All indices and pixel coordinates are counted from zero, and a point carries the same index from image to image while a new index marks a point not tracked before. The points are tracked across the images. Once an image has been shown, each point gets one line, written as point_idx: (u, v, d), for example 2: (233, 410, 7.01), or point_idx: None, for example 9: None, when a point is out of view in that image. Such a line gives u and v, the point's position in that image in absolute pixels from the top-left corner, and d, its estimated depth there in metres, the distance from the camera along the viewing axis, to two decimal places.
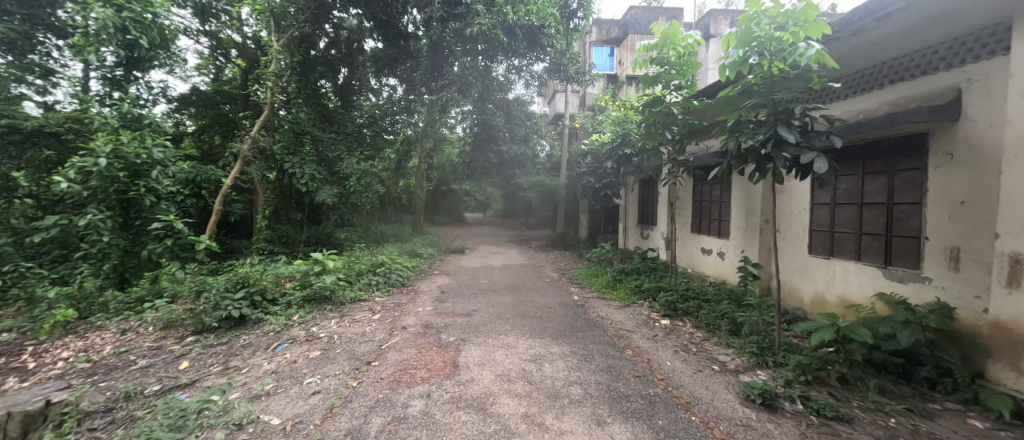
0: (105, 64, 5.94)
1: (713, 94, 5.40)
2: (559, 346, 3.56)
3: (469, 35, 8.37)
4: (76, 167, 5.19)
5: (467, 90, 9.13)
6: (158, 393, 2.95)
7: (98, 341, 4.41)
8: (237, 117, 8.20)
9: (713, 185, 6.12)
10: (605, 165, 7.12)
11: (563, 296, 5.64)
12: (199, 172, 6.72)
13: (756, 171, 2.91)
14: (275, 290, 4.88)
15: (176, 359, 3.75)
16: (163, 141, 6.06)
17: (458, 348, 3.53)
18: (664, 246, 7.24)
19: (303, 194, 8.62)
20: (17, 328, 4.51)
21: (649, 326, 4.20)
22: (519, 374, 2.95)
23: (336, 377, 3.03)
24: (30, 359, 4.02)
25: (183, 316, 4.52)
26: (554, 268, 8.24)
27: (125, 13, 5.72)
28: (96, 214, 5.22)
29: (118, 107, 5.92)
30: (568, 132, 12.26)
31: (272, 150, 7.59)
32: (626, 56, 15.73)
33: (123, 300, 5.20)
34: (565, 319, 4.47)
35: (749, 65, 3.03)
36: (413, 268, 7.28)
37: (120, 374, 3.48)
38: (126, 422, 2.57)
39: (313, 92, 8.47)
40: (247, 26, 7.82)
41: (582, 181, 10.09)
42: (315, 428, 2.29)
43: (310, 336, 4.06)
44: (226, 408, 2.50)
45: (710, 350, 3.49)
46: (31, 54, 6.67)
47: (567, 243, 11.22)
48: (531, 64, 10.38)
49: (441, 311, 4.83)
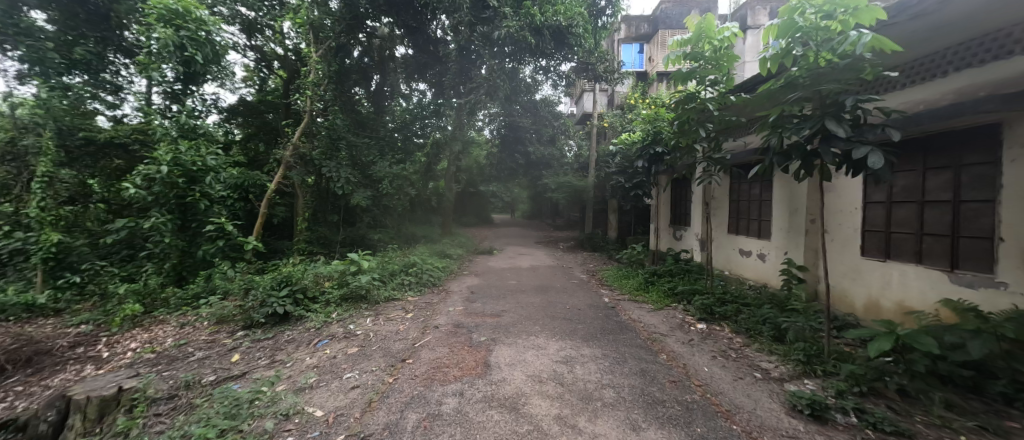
0: (166, 80, 6.46)
1: (753, 89, 5.18)
2: (591, 348, 3.51)
3: (497, 38, 8.45)
4: (141, 174, 5.69)
5: (495, 92, 9.23)
6: (213, 383, 3.19)
7: (161, 333, 4.81)
8: (280, 125, 8.69)
9: (752, 184, 5.84)
10: (636, 164, 6.96)
11: (593, 298, 5.56)
12: (247, 178, 7.16)
13: (801, 169, 2.75)
14: (315, 289, 5.13)
15: (228, 351, 4.04)
16: (215, 149, 6.50)
17: (489, 348, 3.56)
18: (698, 247, 7.00)
19: (340, 197, 9.00)
20: (93, 321, 5.04)
21: (683, 330, 4.07)
22: (550, 375, 2.95)
23: (372, 373, 3.15)
24: (104, 349, 4.46)
25: (234, 312, 4.84)
26: (583, 269, 8.17)
27: (182, 32, 6.20)
28: (158, 217, 5.71)
29: (176, 118, 6.42)
30: (596, 132, 12.09)
31: (311, 156, 7.98)
32: (656, 52, 15.35)
33: (181, 296, 5.64)
34: (596, 321, 4.41)
35: (792, 57, 2.86)
36: (443, 269, 7.43)
37: (180, 365, 3.78)
38: (186, 409, 2.78)
39: (348, 100, 8.75)
40: (288, 39, 8.30)
41: (611, 180, 9.91)
42: (355, 421, 2.38)
43: (348, 333, 4.23)
44: (274, 399, 2.66)
45: (750, 356, 3.33)
46: (103, 73, 7.37)
47: (596, 244, 11.08)
48: (559, 65, 10.32)
49: (472, 311, 4.91)
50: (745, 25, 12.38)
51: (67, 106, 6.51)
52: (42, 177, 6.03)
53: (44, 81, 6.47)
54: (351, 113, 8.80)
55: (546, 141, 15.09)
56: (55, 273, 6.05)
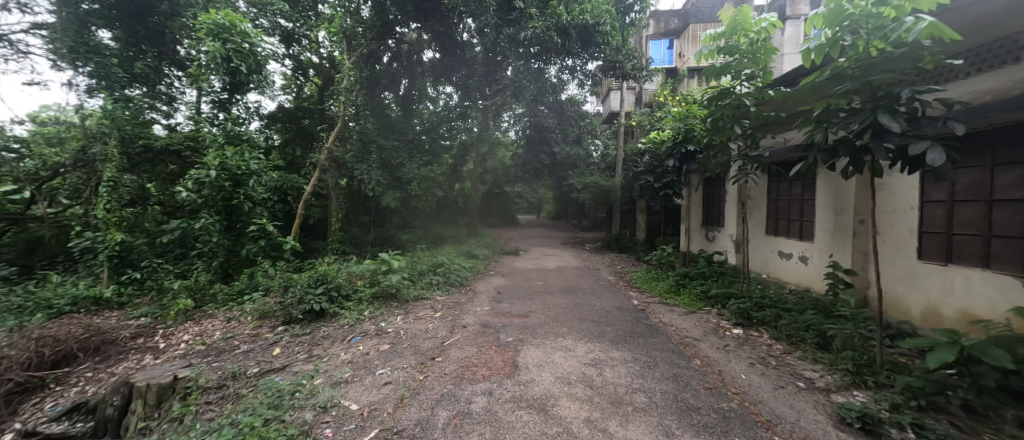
0: (214, 90, 6.90)
1: (794, 82, 4.91)
2: (620, 351, 3.45)
3: (523, 39, 8.48)
4: (193, 179, 6.13)
5: (521, 93, 9.23)
6: (257, 375, 3.37)
7: (210, 327, 5.14)
8: (315, 129, 9.06)
9: (793, 183, 5.54)
10: (666, 164, 6.75)
11: (621, 300, 5.45)
12: (285, 180, 7.54)
13: (850, 167, 2.59)
14: (349, 287, 5.33)
15: (270, 345, 4.26)
16: (257, 154, 6.88)
17: (517, 349, 3.57)
18: (733, 248, 6.73)
19: (371, 199, 9.29)
20: (151, 314, 5.46)
21: (718, 335, 3.92)
22: (579, 377, 2.91)
23: (403, 370, 3.23)
24: (162, 339, 4.83)
25: (275, 308, 5.10)
26: (610, 270, 8.04)
27: (229, 44, 6.62)
28: (207, 219, 6.11)
29: (224, 126, 6.84)
30: (623, 131, 11.84)
31: (345, 159, 8.31)
32: (687, 47, 14.88)
33: (228, 292, 6.00)
34: (625, 324, 4.33)
35: (840, 47, 2.70)
36: (470, 269, 7.52)
37: (228, 357, 4.03)
38: (234, 398, 2.96)
39: (378, 104, 9.00)
40: (323, 47, 8.67)
41: (639, 180, 9.68)
42: (388, 416, 2.46)
43: (379, 331, 4.37)
44: (313, 392, 2.79)
45: (793, 365, 3.16)
46: (159, 85, 7.99)
47: (623, 245, 10.88)
48: (585, 64, 10.21)
49: (498, 311, 4.95)
50: (784, 16, 11.77)
51: (129, 116, 7.06)
52: (107, 182, 6.59)
53: (110, 94, 7.05)
54: (381, 117, 9.05)
55: (572, 141, 14.98)
56: (118, 269, 6.59)
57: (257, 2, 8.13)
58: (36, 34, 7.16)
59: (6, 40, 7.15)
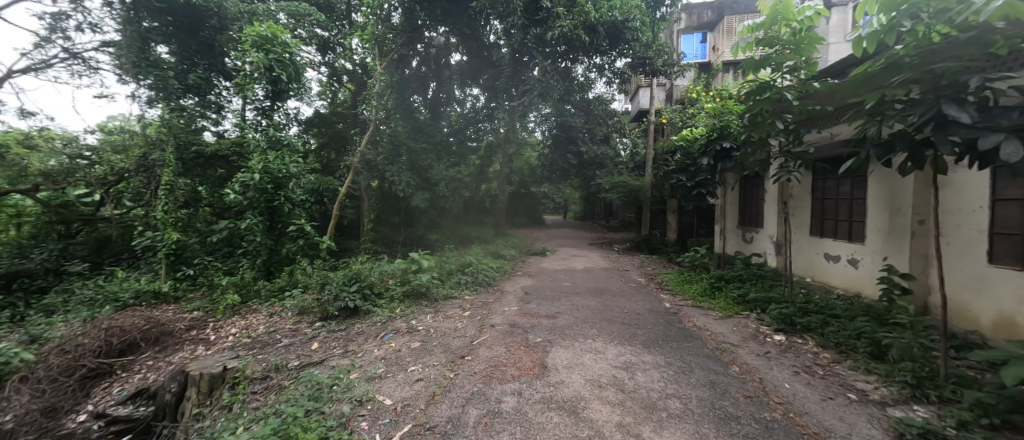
0: (257, 98, 7.29)
1: (843, 74, 4.59)
2: (653, 356, 3.35)
3: (551, 39, 8.45)
4: (240, 182, 6.54)
5: (548, 93, 9.23)
6: (298, 368, 3.53)
7: (255, 321, 5.44)
8: (349, 133, 9.39)
9: (841, 180, 5.20)
10: (700, 162, 6.50)
11: (652, 303, 5.31)
12: (321, 182, 7.87)
13: (908, 163, 2.39)
14: (381, 285, 5.49)
15: (308, 340, 4.47)
16: (296, 158, 7.21)
17: (545, 350, 3.55)
18: (772, 250, 6.40)
19: (401, 199, 9.53)
20: (202, 308, 5.87)
21: (758, 341, 3.73)
22: (610, 380, 2.86)
23: (434, 367, 3.30)
24: (213, 332, 5.17)
25: (313, 304, 5.34)
26: (640, 272, 7.84)
27: (272, 55, 7.00)
28: (252, 219, 6.49)
29: (266, 132, 7.20)
30: (653, 129, 11.53)
31: (376, 161, 8.57)
32: (721, 40, 14.28)
33: (270, 289, 6.33)
34: (657, 327, 4.20)
35: (897, 33, 2.49)
36: (498, 269, 7.55)
37: (271, 350, 4.25)
38: (277, 389, 3.12)
39: (408, 107, 9.22)
40: (356, 54, 8.99)
41: (671, 179, 9.38)
42: (420, 412, 2.51)
43: (410, 328, 4.48)
44: (349, 386, 2.89)
45: (842, 375, 2.96)
46: (210, 95, 8.56)
47: (654, 246, 10.59)
48: (613, 62, 10.04)
49: (526, 311, 4.94)
50: (829, 3, 11.03)
51: (183, 125, 7.56)
52: (165, 186, 7.09)
53: (166, 104, 7.59)
54: (410, 120, 9.27)
55: (600, 141, 14.75)
56: (174, 266, 7.12)
57: (296, 14, 8.52)
58: (105, 51, 7.87)
59: (80, 57, 7.90)
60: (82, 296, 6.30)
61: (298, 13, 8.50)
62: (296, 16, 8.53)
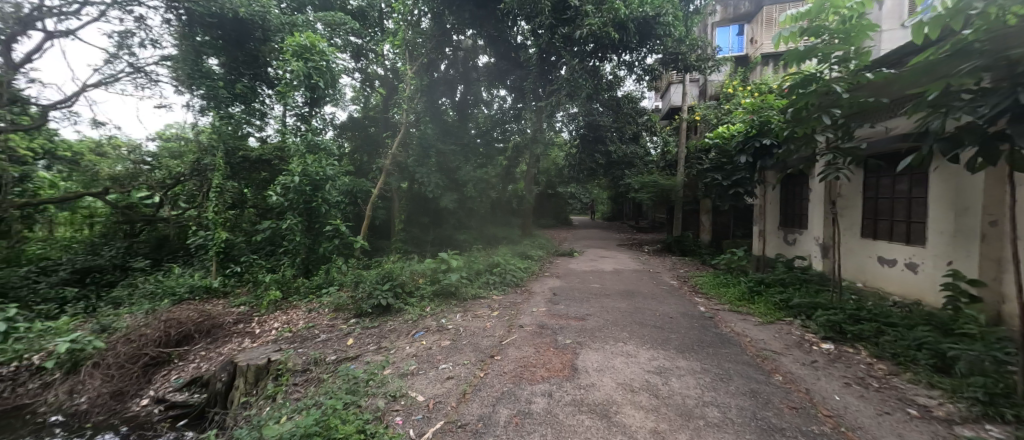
0: (297, 105, 7.64)
1: (901, 63, 4.23)
2: (688, 361, 3.23)
3: (579, 37, 8.39)
4: (281, 184, 6.91)
5: (577, 92, 9.14)
6: (335, 362, 3.67)
7: (295, 316, 5.71)
8: (380, 136, 9.60)
9: (897, 178, 4.82)
10: (737, 160, 6.20)
11: (685, 306, 5.12)
12: (355, 184, 8.15)
13: (979, 159, 2.18)
14: (411, 284, 5.62)
15: (344, 336, 4.65)
16: (332, 161, 7.50)
17: (575, 352, 3.51)
18: (818, 253, 6.04)
19: (431, 200, 9.70)
20: (248, 303, 6.25)
21: (803, 349, 3.52)
22: (643, 385, 2.78)
23: (464, 365, 3.34)
24: (258, 326, 5.48)
25: (348, 301, 5.54)
26: (672, 274, 7.60)
27: (310, 64, 7.33)
28: (292, 220, 6.83)
29: (305, 137, 7.53)
30: (686, 126, 11.15)
31: (406, 163, 8.77)
32: (759, 32, 13.67)
33: (308, 285, 6.63)
34: (692, 331, 4.05)
35: (964, 16, 2.27)
36: (525, 269, 7.54)
37: (310, 344, 4.45)
38: (316, 382, 3.26)
39: (436, 109, 9.39)
40: (387, 59, 9.24)
41: (705, 178, 9.03)
42: (452, 409, 2.55)
43: (440, 327, 4.55)
44: (384, 381, 2.98)
45: (900, 389, 2.73)
46: (254, 103, 9.10)
47: (686, 247, 10.23)
48: (643, 58, 9.80)
49: (555, 313, 4.90)
50: None
51: (230, 132, 8.09)
52: (215, 189, 7.52)
53: (217, 113, 8.17)
54: (438, 122, 9.45)
55: (629, 139, 14.44)
56: (223, 263, 7.61)
57: (332, 23, 8.91)
58: (164, 65, 8.53)
59: (143, 71, 8.60)
60: (144, 290, 6.87)
61: (334, 22, 8.86)
62: (332, 25, 8.89)
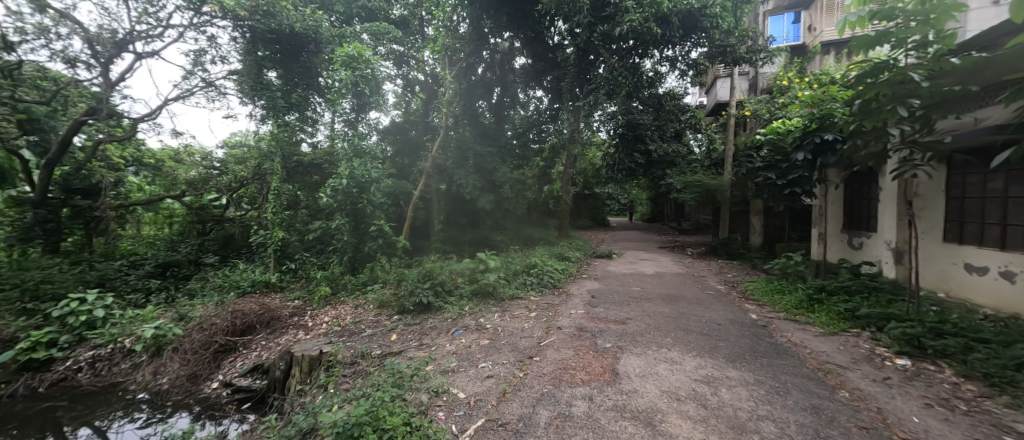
0: (344, 112, 8.12)
1: (995, 45, 3.76)
2: (739, 371, 3.05)
3: (619, 34, 8.19)
4: (331, 187, 7.34)
5: (616, 91, 9.01)
6: (380, 356, 3.83)
7: (343, 311, 6.03)
8: (420, 139, 9.62)
9: (989, 175, 4.28)
10: (794, 157, 5.76)
11: (735, 313, 4.83)
12: (398, 186, 8.47)
13: None
14: (451, 283, 5.73)
15: (388, 331, 4.86)
16: (377, 164, 7.83)
17: (616, 356, 3.43)
18: (889, 259, 5.48)
19: (469, 201, 9.86)
20: (301, 297, 6.70)
21: (874, 365, 3.20)
22: (689, 394, 2.66)
23: (504, 365, 3.37)
24: (311, 318, 5.84)
25: (391, 298, 5.76)
26: (719, 279, 7.21)
27: (357, 73, 7.67)
28: (339, 220, 7.22)
29: (351, 142, 7.95)
30: (734, 122, 10.55)
31: (446, 166, 8.98)
32: (818, 19, 12.74)
33: (355, 282, 6.97)
34: (744, 340, 3.81)
35: None
36: (563, 271, 7.45)
37: (357, 338, 4.69)
38: (363, 374, 3.43)
39: (474, 112, 9.47)
40: (428, 65, 9.44)
41: (755, 176, 8.50)
42: (492, 408, 2.57)
43: (479, 326, 4.62)
44: (426, 377, 3.07)
45: (996, 414, 2.41)
46: (307, 110, 9.72)
47: (734, 250, 9.66)
48: (687, 52, 9.41)
49: (593, 315, 4.81)
50: None
51: (287, 138, 8.71)
52: (273, 191, 8.06)
53: (276, 121, 8.82)
54: (476, 125, 9.51)
55: (671, 138, 13.88)
56: (280, 260, 8.19)
57: (376, 33, 9.36)
58: (230, 78, 9.35)
59: (214, 85, 9.47)
60: (214, 283, 7.56)
61: (379, 32, 9.32)
62: (377, 35, 9.35)
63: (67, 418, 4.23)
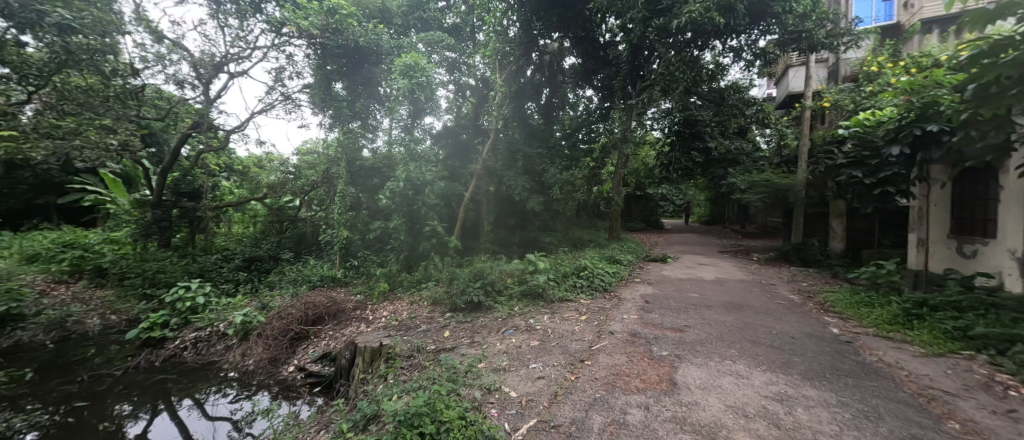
0: (401, 118, 8.60)
1: None
2: (818, 391, 2.75)
3: (677, 27, 7.72)
4: (389, 189, 7.77)
5: (673, 87, 8.68)
6: (434, 351, 3.97)
7: (400, 307, 6.36)
8: (472, 143, 9.82)
9: None
10: (886, 152, 5.08)
11: (812, 326, 4.38)
12: (450, 188, 8.74)
13: None
14: (501, 283, 5.81)
15: (442, 327, 5.06)
16: (430, 167, 8.15)
17: (674, 365, 3.26)
18: (1014, 270, 4.64)
19: (519, 203, 9.92)
20: (363, 292, 7.19)
21: (994, 394, 2.72)
22: (759, 411, 2.45)
23: (555, 367, 3.34)
24: (372, 311, 6.24)
25: (443, 296, 5.96)
26: (791, 288, 6.58)
27: (414, 81, 8.02)
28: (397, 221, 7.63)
29: (408, 147, 8.39)
30: (810, 115, 9.56)
31: (496, 167, 9.12)
32: None
33: (410, 280, 7.32)
34: (824, 357, 3.43)
35: None
36: (614, 274, 7.22)
37: (414, 332, 4.94)
38: (418, 368, 3.59)
39: (523, 115, 9.52)
40: (478, 70, 9.62)
41: (836, 174, 7.63)
42: (544, 409, 2.57)
43: (529, 327, 4.63)
44: (478, 374, 3.14)
45: None
46: (369, 118, 10.36)
47: (810, 257, 8.73)
48: (754, 42, 8.75)
49: (648, 321, 4.61)
50: None
51: (352, 144, 9.38)
52: (339, 193, 8.69)
53: (342, 129, 9.47)
54: (525, 127, 9.59)
55: (735, 134, 12.92)
56: (345, 257, 8.85)
57: (432, 42, 9.79)
58: (304, 91, 10.28)
59: (291, 99, 10.46)
60: (289, 277, 8.36)
61: (434, 40, 9.71)
62: (432, 43, 9.76)
63: (176, 389, 4.87)
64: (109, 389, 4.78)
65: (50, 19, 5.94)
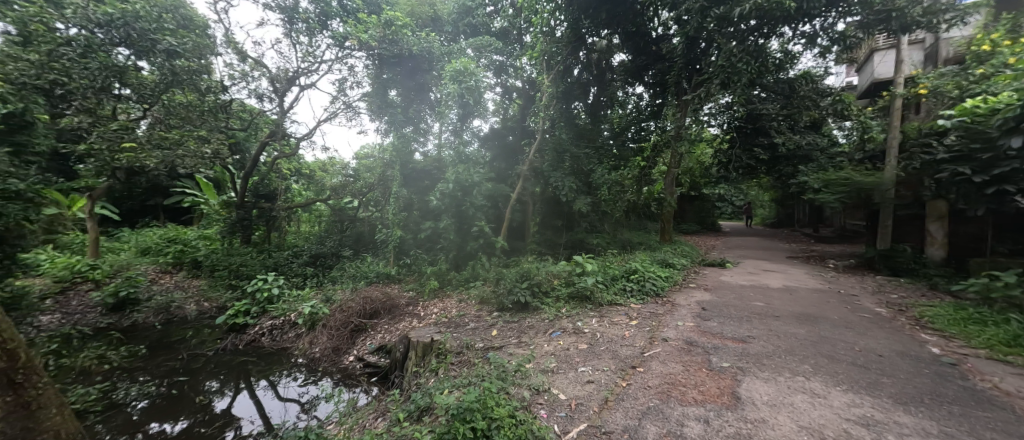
0: (450, 121, 8.85)
1: None
2: (913, 418, 2.42)
3: (738, 15, 7.21)
4: (440, 190, 8.06)
5: (733, 80, 8.10)
6: (482, 349, 4.04)
7: (449, 304, 6.56)
8: (519, 144, 9.86)
9: None
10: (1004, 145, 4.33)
11: (904, 345, 3.85)
12: (498, 189, 8.86)
13: None
14: (548, 285, 5.79)
15: (490, 326, 5.14)
16: (478, 169, 8.31)
17: (736, 377, 3.04)
18: None
19: (566, 204, 9.80)
20: (415, 288, 7.51)
21: None
22: (840, 435, 2.21)
23: (605, 371, 3.26)
24: (423, 308, 6.50)
25: (490, 295, 6.04)
26: (877, 299, 5.85)
27: (462, 85, 8.22)
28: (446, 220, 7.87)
29: (457, 150, 8.63)
30: (901, 104, 8.45)
31: (543, 168, 9.08)
32: None
33: (458, 279, 7.51)
34: (922, 380, 3.00)
35: None
36: (667, 278, 6.88)
37: (462, 330, 5.06)
38: (466, 364, 3.69)
39: (571, 115, 9.40)
40: (526, 72, 9.65)
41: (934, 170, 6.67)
42: (595, 413, 2.52)
43: (577, 329, 4.56)
44: (526, 374, 3.15)
45: None
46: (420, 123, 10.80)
47: (900, 265, 7.70)
48: (830, 26, 7.91)
49: (705, 330, 4.34)
50: None
51: (405, 148, 9.82)
52: (393, 195, 9.14)
53: (396, 133, 9.96)
54: (573, 127, 9.46)
55: (806, 128, 11.76)
56: (398, 255, 9.31)
57: (481, 46, 9.97)
58: (362, 100, 10.95)
59: (351, 107, 11.19)
60: (349, 273, 8.96)
61: (482, 45, 9.90)
62: (480, 48, 9.96)
63: (255, 371, 5.42)
64: (202, 366, 5.44)
65: (161, 45, 7.20)
